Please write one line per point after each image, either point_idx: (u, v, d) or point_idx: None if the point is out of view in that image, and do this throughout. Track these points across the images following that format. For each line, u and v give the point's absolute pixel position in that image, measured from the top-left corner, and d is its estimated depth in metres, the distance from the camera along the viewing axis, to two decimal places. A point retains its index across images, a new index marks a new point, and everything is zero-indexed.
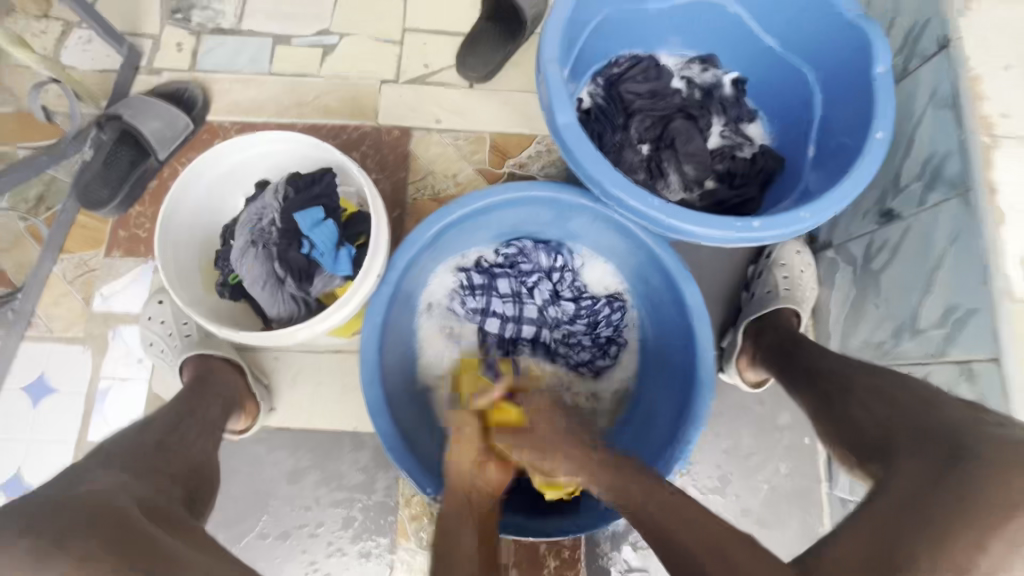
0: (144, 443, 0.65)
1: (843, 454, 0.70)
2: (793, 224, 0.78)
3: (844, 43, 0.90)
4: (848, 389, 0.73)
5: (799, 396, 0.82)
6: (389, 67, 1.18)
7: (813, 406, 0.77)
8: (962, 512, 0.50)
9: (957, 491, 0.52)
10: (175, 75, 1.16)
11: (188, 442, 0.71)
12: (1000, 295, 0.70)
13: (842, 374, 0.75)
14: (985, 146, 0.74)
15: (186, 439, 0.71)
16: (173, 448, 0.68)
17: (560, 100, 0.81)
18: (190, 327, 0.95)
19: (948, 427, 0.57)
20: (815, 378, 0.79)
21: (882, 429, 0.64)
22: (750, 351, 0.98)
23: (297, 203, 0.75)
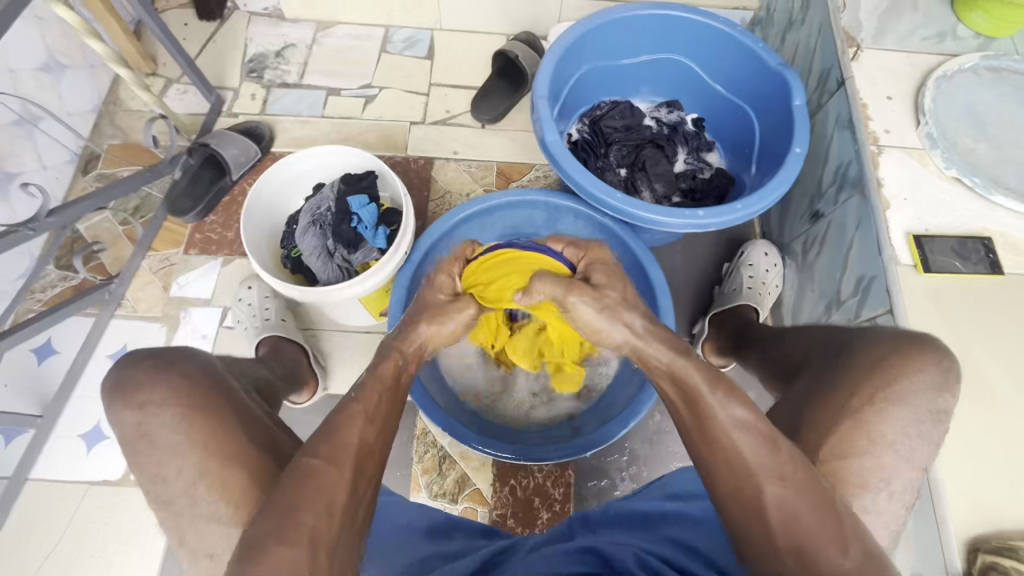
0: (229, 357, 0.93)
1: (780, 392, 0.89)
2: (731, 214, 0.99)
3: (772, 85, 1.16)
4: (782, 336, 0.96)
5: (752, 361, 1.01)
6: (417, 112, 1.48)
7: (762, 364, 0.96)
8: (839, 383, 0.70)
9: (839, 372, 0.72)
10: (249, 118, 1.47)
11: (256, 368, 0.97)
12: (890, 261, 0.89)
13: (778, 335, 0.97)
14: (873, 153, 0.97)
15: (248, 364, 0.95)
16: (244, 366, 0.94)
17: (548, 125, 1.07)
18: (269, 311, 1.18)
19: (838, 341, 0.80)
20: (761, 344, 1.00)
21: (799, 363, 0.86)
22: (714, 339, 1.17)
23: (348, 195, 0.99)
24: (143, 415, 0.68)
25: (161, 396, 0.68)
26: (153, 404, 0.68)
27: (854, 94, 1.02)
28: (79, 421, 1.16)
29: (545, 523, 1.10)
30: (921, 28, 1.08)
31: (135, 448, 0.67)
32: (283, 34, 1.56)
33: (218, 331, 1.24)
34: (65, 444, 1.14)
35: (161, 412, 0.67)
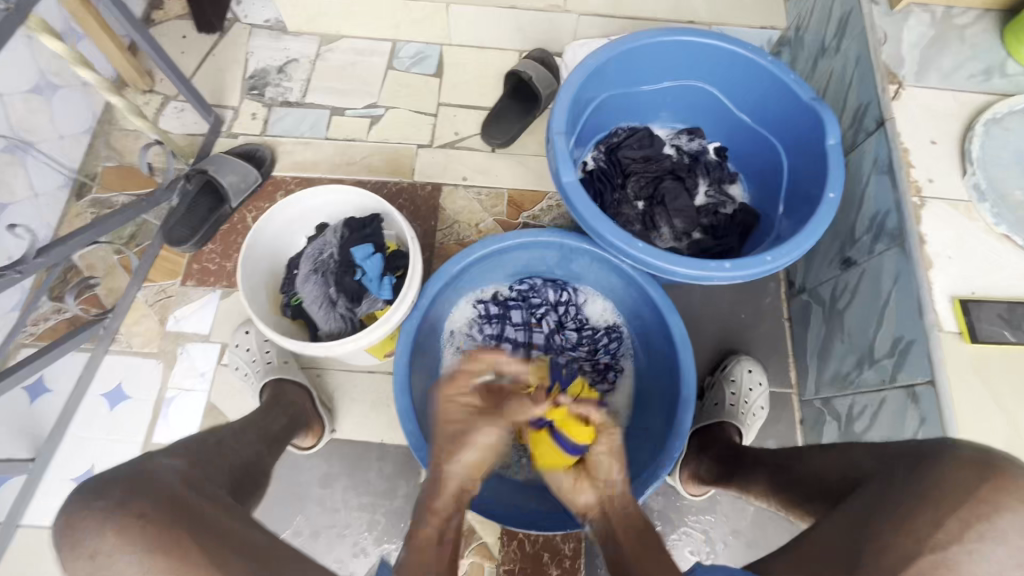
0: (205, 442, 0.81)
1: (798, 513, 0.75)
2: (759, 266, 0.93)
3: (803, 120, 1.09)
4: (800, 453, 0.79)
5: (750, 476, 0.87)
6: (425, 134, 1.41)
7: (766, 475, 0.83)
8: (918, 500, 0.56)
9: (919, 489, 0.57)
10: (249, 139, 1.40)
11: (240, 445, 0.87)
12: (931, 327, 0.83)
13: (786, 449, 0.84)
14: (915, 205, 0.90)
15: (239, 444, 0.87)
16: (226, 448, 0.84)
17: (564, 164, 1.00)
18: (270, 354, 1.15)
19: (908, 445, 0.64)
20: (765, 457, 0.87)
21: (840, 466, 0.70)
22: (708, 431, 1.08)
23: (351, 242, 0.94)
24: (95, 566, 0.58)
25: (111, 541, 0.59)
26: (105, 553, 0.58)
27: (895, 137, 0.95)
28: (73, 464, 1.12)
29: None
30: (968, 62, 1.00)
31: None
32: (285, 48, 1.49)
33: (216, 370, 1.19)
34: (59, 488, 1.10)
35: (115, 561, 0.58)
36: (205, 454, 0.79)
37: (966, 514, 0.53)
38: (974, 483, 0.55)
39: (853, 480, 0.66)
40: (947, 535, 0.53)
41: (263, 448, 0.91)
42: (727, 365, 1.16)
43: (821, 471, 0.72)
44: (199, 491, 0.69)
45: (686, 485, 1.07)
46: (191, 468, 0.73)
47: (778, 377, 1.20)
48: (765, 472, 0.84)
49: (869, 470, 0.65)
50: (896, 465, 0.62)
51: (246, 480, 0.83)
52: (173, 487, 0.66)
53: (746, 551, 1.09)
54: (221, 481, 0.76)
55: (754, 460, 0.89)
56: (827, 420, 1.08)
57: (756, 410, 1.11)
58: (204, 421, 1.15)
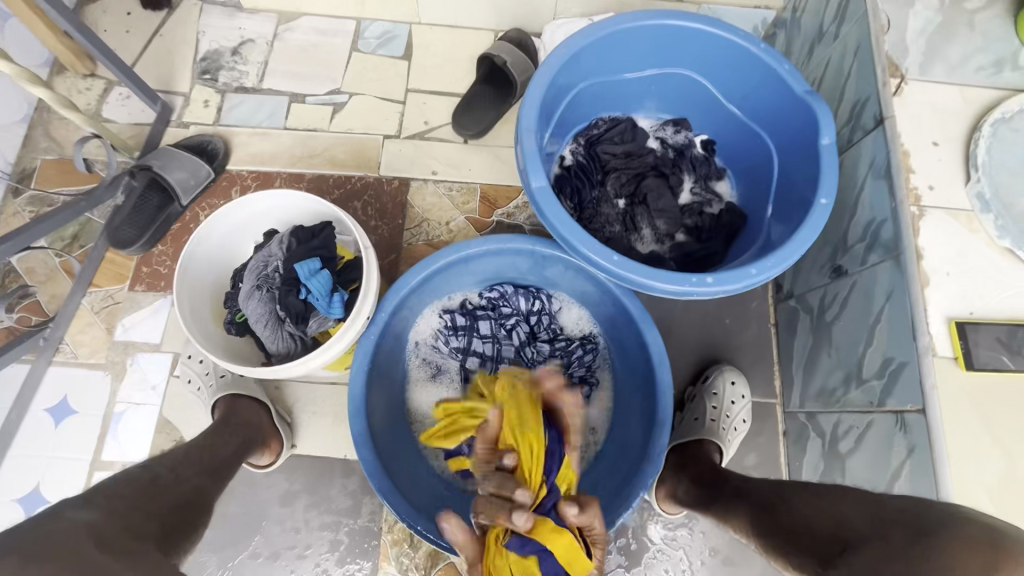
0: (136, 482, 0.74)
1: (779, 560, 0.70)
2: (743, 279, 0.86)
3: (796, 115, 1.00)
4: (788, 496, 0.75)
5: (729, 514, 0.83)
6: (392, 124, 1.31)
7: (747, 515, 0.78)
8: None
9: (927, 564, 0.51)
10: (201, 129, 1.30)
11: (180, 480, 0.80)
12: (925, 352, 0.77)
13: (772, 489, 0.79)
14: (914, 215, 0.82)
15: (181, 477, 0.80)
16: (162, 487, 0.76)
17: (534, 166, 0.91)
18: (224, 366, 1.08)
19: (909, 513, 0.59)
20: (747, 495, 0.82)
21: (833, 522, 0.65)
22: (688, 448, 1.03)
23: (298, 254, 0.85)
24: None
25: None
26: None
27: (894, 138, 0.87)
28: (17, 484, 1.06)
29: None
30: (977, 54, 0.91)
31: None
32: (239, 27, 1.37)
33: (168, 382, 1.12)
34: (4, 509, 1.05)
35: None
36: (131, 500, 0.71)
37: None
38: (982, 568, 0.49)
39: (844, 541, 0.61)
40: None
41: (206, 480, 0.83)
42: (710, 376, 1.10)
43: (811, 521, 0.68)
44: (115, 547, 0.61)
45: (662, 504, 1.03)
46: (110, 519, 0.65)
47: (762, 387, 1.14)
48: (746, 507, 0.80)
49: (863, 532, 0.60)
50: (890, 534, 0.57)
51: (183, 520, 0.75)
52: (79, 546, 0.58)
53: (724, 568, 1.06)
54: (148, 530, 0.68)
55: (735, 491, 0.85)
56: (811, 435, 1.03)
57: (738, 426, 1.06)
58: (157, 438, 1.09)
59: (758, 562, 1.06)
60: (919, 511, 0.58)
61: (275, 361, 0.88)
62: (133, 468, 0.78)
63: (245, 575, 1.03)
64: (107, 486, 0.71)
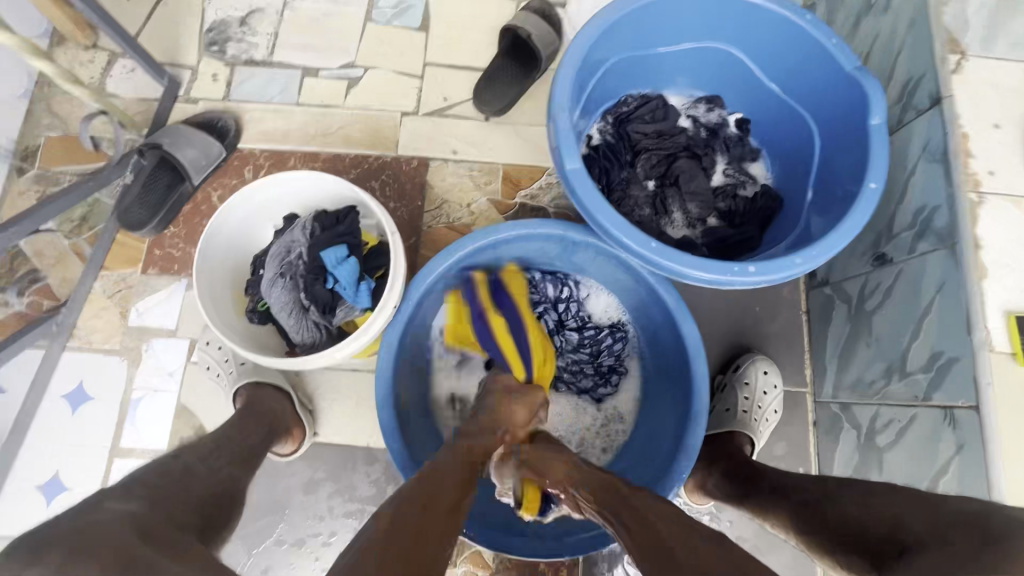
0: (172, 470, 0.71)
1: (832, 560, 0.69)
2: (788, 269, 0.82)
3: (843, 93, 0.94)
4: (835, 494, 0.74)
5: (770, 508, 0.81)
6: (409, 100, 1.25)
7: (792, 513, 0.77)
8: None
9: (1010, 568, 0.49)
10: (210, 104, 1.24)
11: (213, 470, 0.76)
12: (981, 346, 0.74)
13: (817, 485, 0.78)
14: (972, 202, 0.78)
15: (214, 466, 0.77)
16: (196, 475, 0.72)
17: (568, 147, 0.86)
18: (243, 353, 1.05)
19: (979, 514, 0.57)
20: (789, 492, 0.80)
21: (889, 522, 0.63)
22: (720, 441, 1.01)
23: (322, 241, 0.82)
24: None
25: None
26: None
27: (952, 119, 0.82)
28: (37, 470, 1.05)
29: None
30: None
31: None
32: None
33: (185, 368, 1.09)
34: (25, 495, 1.04)
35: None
36: (167, 489, 0.67)
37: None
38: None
39: (903, 545, 0.60)
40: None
41: (238, 470, 0.80)
42: (741, 365, 1.07)
43: (864, 525, 0.66)
44: (159, 539, 0.57)
45: (690, 495, 1.03)
46: (150, 510, 0.61)
47: (793, 376, 1.12)
48: (789, 506, 0.78)
49: (923, 537, 0.59)
50: (956, 539, 0.55)
51: (221, 510, 0.71)
52: (122, 539, 0.54)
53: (751, 557, 1.05)
54: (189, 521, 0.64)
55: (774, 487, 0.83)
56: (845, 426, 1.01)
57: (770, 415, 1.04)
58: (176, 425, 1.07)
59: (786, 553, 1.05)
60: (984, 515, 0.56)
61: (300, 352, 0.85)
62: (163, 456, 0.74)
63: (270, 561, 1.02)
64: (142, 476, 0.67)
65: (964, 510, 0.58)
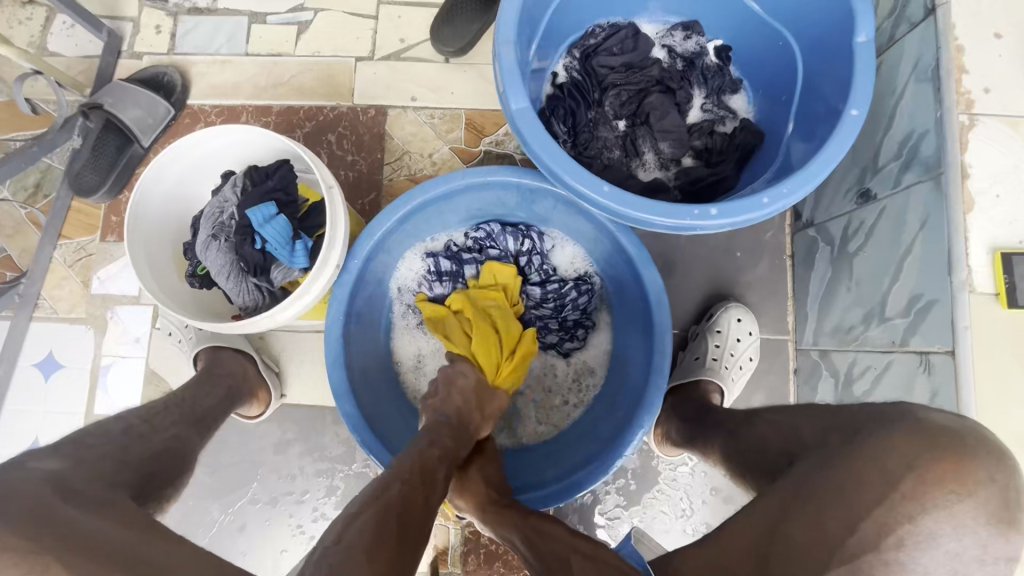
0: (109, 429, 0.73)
1: None
2: (753, 211, 0.76)
3: (829, 9, 0.84)
4: (753, 418, 0.75)
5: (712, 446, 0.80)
6: (364, 44, 1.17)
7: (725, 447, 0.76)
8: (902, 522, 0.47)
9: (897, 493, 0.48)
10: (155, 59, 1.17)
11: (156, 431, 0.78)
12: (960, 287, 0.67)
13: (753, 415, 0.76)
14: (962, 125, 0.69)
15: (158, 427, 0.79)
16: (137, 436, 0.75)
17: (513, 84, 0.78)
18: None
19: None
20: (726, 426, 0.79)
21: None
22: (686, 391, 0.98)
23: (253, 198, 0.77)
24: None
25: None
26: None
27: (946, 29, 0.72)
28: (16, 436, 1.07)
29: None
30: None
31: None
32: None
33: (151, 335, 1.09)
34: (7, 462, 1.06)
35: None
36: (104, 451, 0.69)
37: (882, 515, 0.48)
38: (899, 472, 0.48)
39: (792, 457, 0.62)
40: (861, 542, 0.48)
41: (185, 429, 0.82)
42: (713, 314, 1.02)
43: None
44: (85, 500, 0.60)
45: (661, 447, 1.01)
46: (76, 469, 0.64)
47: (772, 323, 1.06)
48: (719, 437, 0.79)
49: (809, 443, 0.61)
50: (830, 440, 0.57)
51: (162, 470, 0.74)
52: (40, 497, 0.56)
53: (725, 506, 1.04)
54: (123, 480, 0.67)
55: (714, 422, 0.83)
56: (823, 374, 0.96)
57: (743, 365, 1.00)
58: (146, 390, 1.08)
59: None
60: (861, 416, 0.56)
61: (244, 316, 0.83)
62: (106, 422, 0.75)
63: (246, 519, 1.04)
64: (79, 438, 0.70)
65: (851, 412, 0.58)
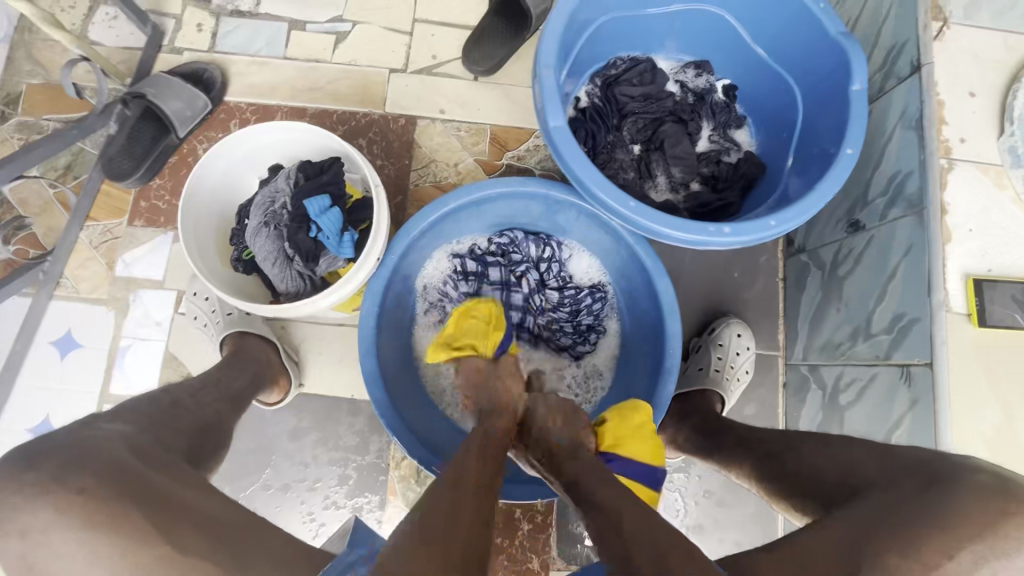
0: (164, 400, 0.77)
1: (799, 506, 0.74)
2: (761, 231, 0.85)
3: (830, 60, 0.94)
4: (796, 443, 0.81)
5: (739, 462, 0.88)
6: (398, 57, 1.24)
7: (756, 463, 0.84)
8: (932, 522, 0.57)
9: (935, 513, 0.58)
10: (195, 56, 1.22)
11: (200, 404, 0.81)
12: (939, 307, 0.77)
13: (785, 437, 0.84)
14: (942, 168, 0.80)
15: (200, 402, 0.82)
16: (184, 407, 0.78)
17: (553, 105, 0.86)
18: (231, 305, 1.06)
19: (927, 464, 0.64)
20: (751, 444, 0.88)
21: (842, 473, 0.70)
22: (694, 402, 1.05)
23: (306, 190, 0.83)
24: (27, 544, 0.55)
25: (44, 519, 0.55)
26: (40, 532, 0.55)
27: (929, 86, 0.83)
28: (28, 413, 1.07)
29: (526, 534, 1.07)
30: None
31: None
32: None
33: (173, 319, 1.11)
34: (14, 438, 1.06)
35: (51, 540, 0.54)
36: (158, 416, 0.73)
37: (982, 550, 0.55)
38: (995, 517, 0.57)
39: (854, 488, 0.67)
40: (958, 566, 0.55)
41: (225, 406, 0.85)
42: (716, 328, 1.11)
43: (819, 468, 0.73)
44: (153, 460, 0.63)
45: (662, 450, 1.08)
46: (140, 430, 0.67)
47: (765, 340, 1.15)
48: (751, 455, 0.86)
49: (873, 477, 0.66)
50: (902, 483, 0.63)
51: (208, 439, 0.77)
52: (115, 452, 0.61)
53: (717, 509, 1.10)
54: (177, 445, 0.70)
55: (741, 440, 0.90)
56: (811, 387, 1.05)
57: (741, 378, 1.08)
58: (164, 373, 1.09)
59: (749, 506, 1.10)
60: (934, 460, 0.64)
61: (285, 301, 0.88)
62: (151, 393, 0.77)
63: (256, 504, 1.06)
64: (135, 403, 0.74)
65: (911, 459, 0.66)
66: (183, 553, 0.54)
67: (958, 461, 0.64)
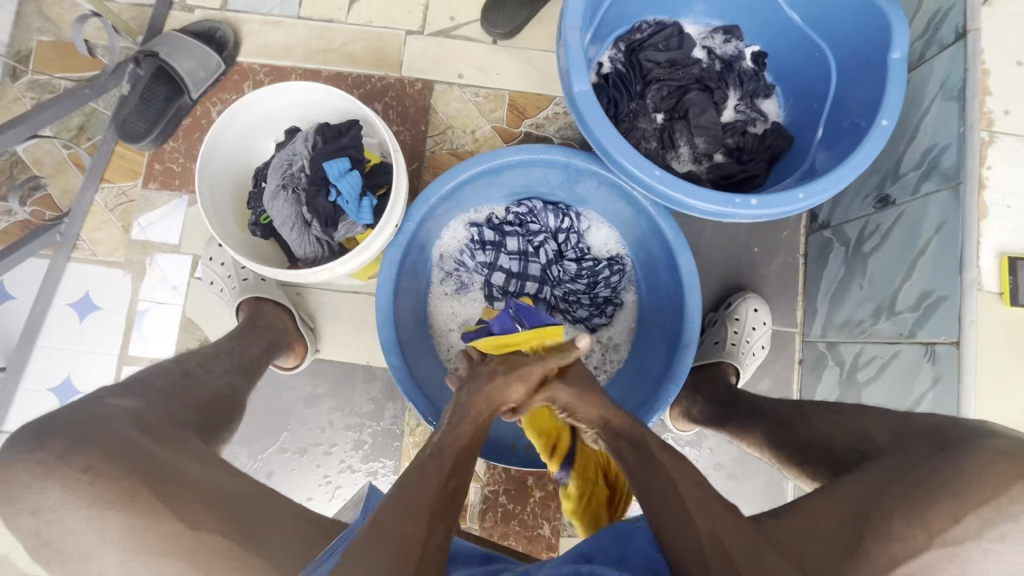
0: (175, 371, 0.79)
1: (811, 471, 0.75)
2: (789, 205, 0.82)
3: (868, 24, 0.90)
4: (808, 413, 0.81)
5: (752, 430, 0.88)
6: (415, 18, 1.20)
7: (766, 433, 0.84)
8: (951, 488, 0.55)
9: (946, 480, 0.56)
10: (207, 14, 1.19)
11: (211, 377, 0.82)
12: (969, 286, 0.75)
13: (795, 407, 0.84)
14: (983, 141, 0.77)
15: (212, 372, 0.83)
16: (195, 381, 0.80)
17: (577, 67, 0.84)
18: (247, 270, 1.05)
19: (936, 427, 0.63)
20: (758, 412, 0.89)
21: (852, 440, 0.70)
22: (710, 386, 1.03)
23: (325, 153, 0.82)
24: (40, 521, 0.56)
25: (55, 497, 0.56)
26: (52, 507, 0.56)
27: (974, 54, 0.79)
28: (48, 374, 1.09)
29: (538, 501, 1.08)
30: None
31: (45, 557, 0.57)
32: None
33: (189, 283, 1.11)
34: (37, 396, 1.08)
35: (60, 519, 0.56)
36: (168, 391, 0.74)
37: (986, 512, 0.54)
38: (1008, 481, 0.55)
39: (864, 452, 0.67)
40: (965, 531, 0.54)
41: (237, 376, 0.86)
42: (732, 303, 1.10)
43: (830, 436, 0.74)
44: (159, 434, 0.64)
45: (676, 422, 1.09)
46: (149, 406, 0.68)
47: (783, 316, 1.14)
48: (764, 423, 0.86)
49: (883, 446, 0.65)
50: (913, 448, 0.62)
51: (219, 412, 0.79)
52: (126, 434, 0.61)
53: (727, 482, 1.11)
54: (187, 418, 0.72)
55: (753, 410, 0.90)
56: (828, 364, 1.04)
57: (756, 354, 1.07)
58: (181, 336, 1.10)
59: (761, 478, 1.11)
60: (947, 428, 0.62)
61: (302, 266, 0.87)
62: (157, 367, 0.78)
63: (274, 467, 1.08)
64: (146, 376, 0.75)
65: (928, 423, 0.64)
66: (194, 528, 0.56)
67: (972, 426, 0.62)
